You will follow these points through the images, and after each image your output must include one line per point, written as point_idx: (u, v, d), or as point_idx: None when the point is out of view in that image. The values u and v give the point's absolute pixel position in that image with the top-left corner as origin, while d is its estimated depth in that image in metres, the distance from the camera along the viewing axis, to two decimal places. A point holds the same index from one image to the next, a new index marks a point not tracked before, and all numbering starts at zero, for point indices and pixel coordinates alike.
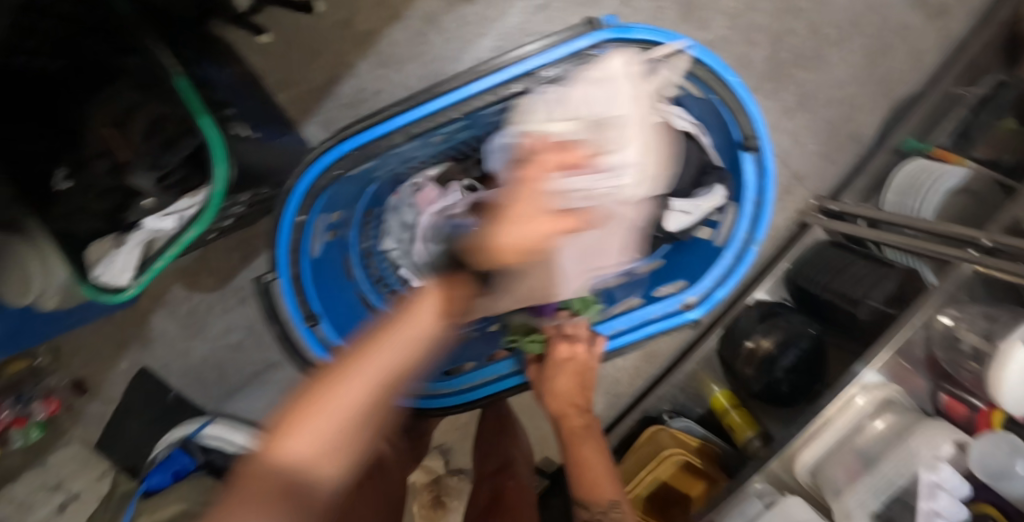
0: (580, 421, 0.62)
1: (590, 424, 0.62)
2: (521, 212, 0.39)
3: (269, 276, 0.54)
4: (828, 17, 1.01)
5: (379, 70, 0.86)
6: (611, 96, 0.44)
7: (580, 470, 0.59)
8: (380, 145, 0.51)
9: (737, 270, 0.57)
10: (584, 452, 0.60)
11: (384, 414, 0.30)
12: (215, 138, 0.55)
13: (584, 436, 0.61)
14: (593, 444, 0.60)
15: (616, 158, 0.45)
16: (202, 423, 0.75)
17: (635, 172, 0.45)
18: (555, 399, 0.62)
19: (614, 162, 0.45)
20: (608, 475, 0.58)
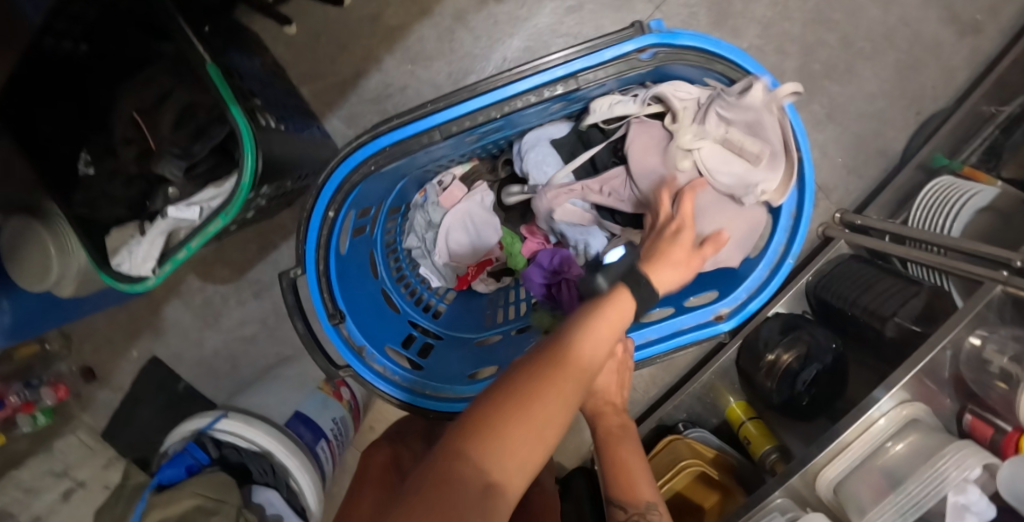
0: (616, 421, 0.53)
1: (626, 425, 0.53)
2: (665, 252, 0.44)
3: (295, 271, 0.53)
4: (859, 30, 1.00)
5: (407, 66, 0.85)
6: (757, 130, 0.49)
7: (614, 470, 0.51)
8: (417, 142, 0.49)
9: (772, 283, 0.56)
10: (619, 454, 0.51)
11: (538, 403, 0.26)
12: (244, 128, 0.53)
13: (623, 436, 0.52)
14: (632, 446, 0.52)
15: (756, 180, 0.52)
16: (215, 417, 0.74)
17: (772, 200, 0.53)
18: (591, 396, 0.54)
19: (756, 184, 0.52)
20: (646, 477, 0.50)
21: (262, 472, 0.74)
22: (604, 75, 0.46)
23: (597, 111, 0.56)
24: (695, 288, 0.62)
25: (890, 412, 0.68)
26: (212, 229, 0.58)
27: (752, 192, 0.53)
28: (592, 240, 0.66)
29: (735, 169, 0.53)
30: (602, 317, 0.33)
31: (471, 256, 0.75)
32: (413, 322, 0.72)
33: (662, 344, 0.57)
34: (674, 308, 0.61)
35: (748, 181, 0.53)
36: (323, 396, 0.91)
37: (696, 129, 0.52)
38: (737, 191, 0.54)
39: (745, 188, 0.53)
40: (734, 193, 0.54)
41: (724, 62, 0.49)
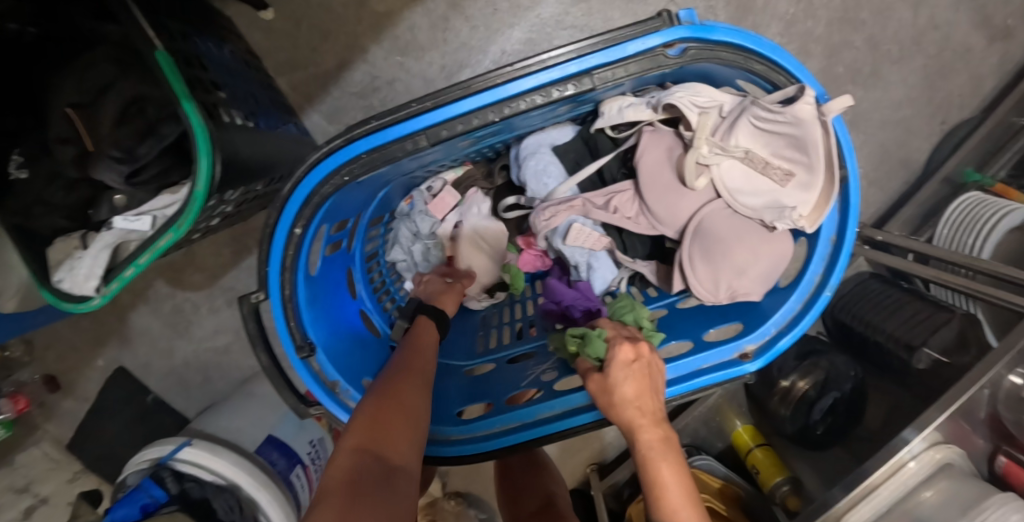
0: (658, 434, 0.40)
1: (669, 435, 0.41)
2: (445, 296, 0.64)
3: (258, 295, 0.46)
4: (888, 31, 0.93)
5: (396, 57, 0.77)
6: (796, 138, 0.41)
7: (657, 493, 0.37)
8: (400, 148, 0.41)
9: (806, 317, 0.49)
10: (662, 470, 0.38)
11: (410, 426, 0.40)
12: (200, 128, 0.45)
13: (667, 451, 0.39)
14: (679, 464, 0.39)
15: (783, 205, 0.45)
16: (178, 445, 0.67)
17: (807, 226, 0.46)
18: (620, 408, 0.43)
19: (783, 209, 0.45)
20: (692, 497, 0.37)
21: (226, 509, 0.64)
22: (624, 74, 0.39)
23: (606, 115, 0.48)
24: (716, 318, 0.56)
25: (920, 456, 0.62)
26: (161, 242, 0.49)
27: (776, 219, 0.46)
28: (597, 263, 0.60)
29: (757, 190, 0.46)
30: (420, 344, 0.53)
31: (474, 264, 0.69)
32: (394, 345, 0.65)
33: (678, 387, 0.50)
34: (692, 342, 0.54)
35: (775, 205, 0.46)
36: (299, 418, 0.83)
37: (715, 145, 0.45)
38: (760, 214, 0.48)
39: (771, 212, 0.46)
40: (757, 215, 0.48)
41: (764, 62, 0.41)
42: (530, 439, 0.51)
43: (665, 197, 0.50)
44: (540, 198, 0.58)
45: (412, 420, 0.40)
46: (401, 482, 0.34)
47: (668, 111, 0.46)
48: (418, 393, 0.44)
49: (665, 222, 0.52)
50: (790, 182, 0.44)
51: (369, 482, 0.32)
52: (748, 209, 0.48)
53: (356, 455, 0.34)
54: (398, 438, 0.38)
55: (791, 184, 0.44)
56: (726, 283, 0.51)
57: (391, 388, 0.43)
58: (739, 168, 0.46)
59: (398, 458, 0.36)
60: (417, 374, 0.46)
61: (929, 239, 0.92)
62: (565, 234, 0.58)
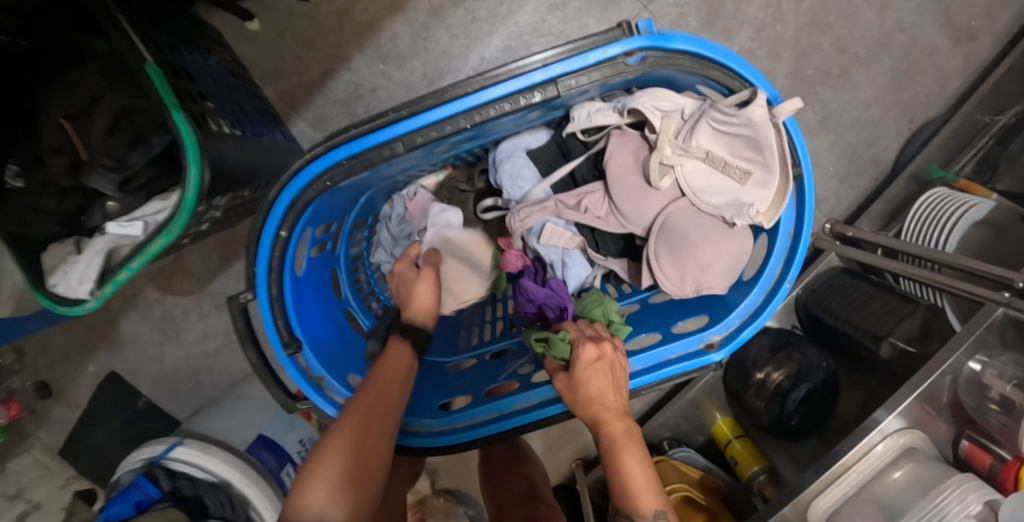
0: (622, 426, 0.44)
1: (632, 427, 0.44)
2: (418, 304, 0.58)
3: (246, 295, 0.48)
4: (854, 35, 0.97)
5: (379, 65, 0.80)
6: (757, 140, 0.44)
7: (622, 483, 0.42)
8: (378, 154, 0.43)
9: (767, 310, 0.51)
10: (625, 459, 0.42)
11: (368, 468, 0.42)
12: (189, 137, 0.48)
13: (630, 443, 0.43)
14: (641, 454, 0.43)
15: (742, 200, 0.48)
16: (170, 445, 0.69)
17: (764, 221, 0.48)
18: (586, 405, 0.46)
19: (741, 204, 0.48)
20: (654, 485, 0.42)
21: (218, 505, 0.66)
22: (588, 81, 0.41)
23: (577, 120, 0.51)
24: (685, 311, 0.58)
25: (888, 440, 0.65)
26: (154, 246, 0.51)
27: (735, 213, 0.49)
28: (571, 261, 0.62)
29: (716, 183, 0.49)
30: (384, 377, 0.47)
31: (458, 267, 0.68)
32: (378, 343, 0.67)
33: (648, 376, 0.52)
34: (661, 334, 0.57)
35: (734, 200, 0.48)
36: (289, 418, 0.85)
37: (677, 146, 0.47)
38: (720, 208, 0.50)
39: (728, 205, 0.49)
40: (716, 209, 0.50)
41: (720, 69, 0.44)
42: (507, 429, 0.54)
43: (632, 196, 0.53)
44: (516, 200, 0.60)
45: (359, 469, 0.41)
46: None
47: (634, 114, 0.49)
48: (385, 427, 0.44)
49: (633, 221, 0.55)
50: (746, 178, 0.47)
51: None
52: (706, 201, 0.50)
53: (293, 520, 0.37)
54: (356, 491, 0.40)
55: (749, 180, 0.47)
56: (692, 277, 0.53)
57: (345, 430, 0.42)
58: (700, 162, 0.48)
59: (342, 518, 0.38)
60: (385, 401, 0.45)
61: (898, 234, 0.96)
62: (539, 233, 0.60)
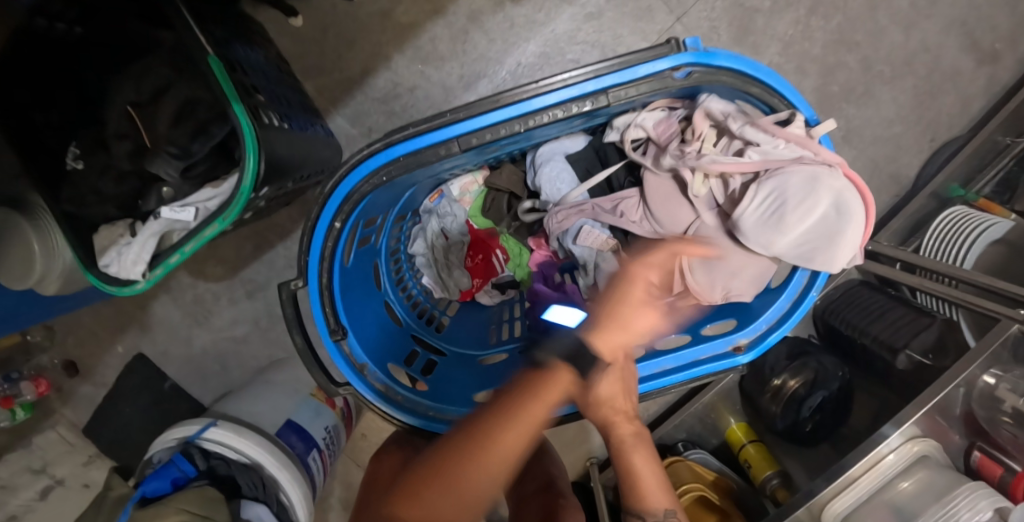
0: (630, 429, 0.52)
1: (638, 429, 0.53)
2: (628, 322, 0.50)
3: (297, 282, 0.50)
4: (880, 53, 1.00)
5: (417, 65, 0.82)
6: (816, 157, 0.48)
7: (631, 478, 0.51)
8: (433, 153, 0.46)
9: (793, 316, 0.53)
10: (634, 460, 0.52)
11: (468, 501, 0.38)
12: (247, 128, 0.50)
13: (636, 444, 0.52)
14: (646, 452, 0.52)
15: (843, 202, 0.45)
16: (204, 425, 0.72)
17: None
18: (598, 408, 0.51)
19: (841, 209, 0.46)
20: (660, 481, 0.51)
21: (251, 486, 0.69)
22: (636, 93, 0.44)
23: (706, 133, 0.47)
24: (712, 316, 0.60)
25: (897, 450, 0.67)
26: (208, 231, 0.53)
27: (847, 221, 0.46)
28: (604, 263, 0.61)
29: (812, 210, 0.46)
30: (534, 402, 0.41)
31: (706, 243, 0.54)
32: (414, 333, 0.69)
33: (679, 375, 0.54)
34: (691, 336, 0.59)
35: (832, 213, 0.46)
36: (316, 405, 0.88)
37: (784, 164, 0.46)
38: (831, 230, 0.47)
39: (833, 223, 0.46)
40: (822, 238, 0.47)
41: (760, 85, 0.46)
42: None
43: (668, 203, 0.55)
44: (553, 202, 0.62)
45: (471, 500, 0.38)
46: None
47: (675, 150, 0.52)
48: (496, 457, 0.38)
49: (667, 228, 0.57)
50: (828, 182, 0.45)
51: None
52: (801, 242, 0.48)
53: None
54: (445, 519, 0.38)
55: (829, 180, 0.45)
56: (721, 283, 0.54)
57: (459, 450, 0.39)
58: (766, 204, 0.47)
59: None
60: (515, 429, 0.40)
61: (916, 250, 0.97)
62: (575, 235, 0.62)
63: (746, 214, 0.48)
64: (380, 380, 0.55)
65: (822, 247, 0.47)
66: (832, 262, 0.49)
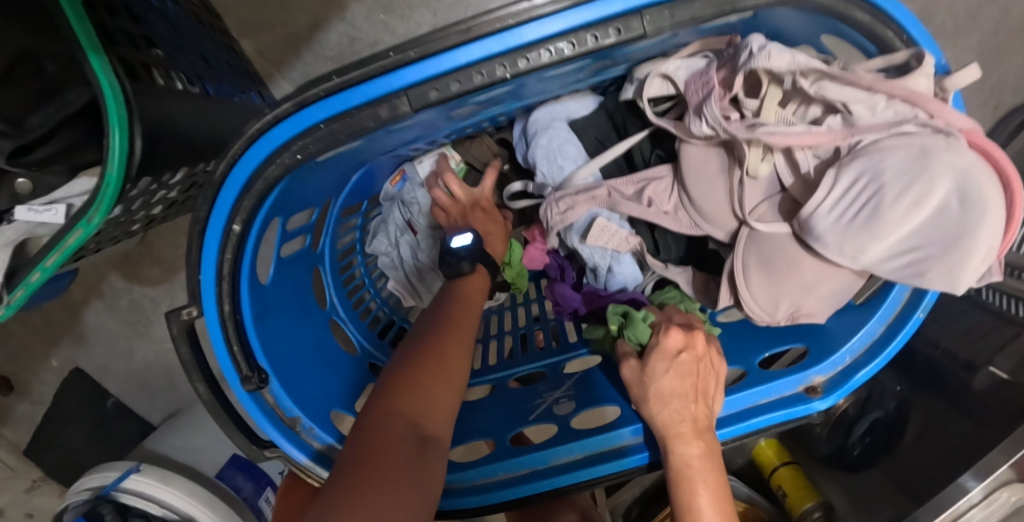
0: (698, 447, 0.36)
1: (708, 450, 0.36)
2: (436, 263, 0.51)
3: (187, 311, 0.34)
4: (941, 3, 0.84)
5: (380, 15, 0.65)
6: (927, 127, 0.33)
7: (690, 518, 0.34)
8: (369, 118, 0.29)
9: (891, 348, 0.38)
10: (699, 491, 0.35)
11: (443, 375, 0.37)
12: (109, 89, 0.35)
13: (706, 468, 0.36)
14: (716, 482, 0.35)
15: (971, 188, 0.28)
16: (124, 472, 0.57)
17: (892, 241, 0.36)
18: (656, 403, 0.38)
19: (970, 198, 0.29)
20: None
21: None
22: (686, 16, 0.27)
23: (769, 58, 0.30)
24: (771, 341, 0.44)
25: (983, 504, 0.53)
26: (70, 240, 0.38)
27: (978, 217, 0.29)
28: (620, 267, 0.49)
29: (923, 201, 0.29)
30: (470, 299, 0.45)
31: (769, 251, 0.37)
32: (373, 361, 0.54)
33: (732, 429, 0.39)
34: (745, 371, 0.44)
35: (953, 204, 0.29)
36: None
37: (885, 132, 0.30)
38: (952, 231, 0.30)
39: (953, 220, 0.30)
40: (938, 243, 0.31)
41: (869, 9, 0.30)
42: (543, 492, 0.40)
43: (712, 189, 0.39)
44: (552, 186, 0.47)
45: (453, 379, 0.37)
46: (430, 454, 0.32)
47: (716, 109, 0.34)
48: (463, 341, 0.40)
49: (707, 221, 0.41)
50: (946, 157, 0.28)
51: (395, 452, 0.30)
52: (902, 248, 0.32)
53: (388, 421, 0.32)
54: (433, 402, 0.35)
55: (948, 155, 0.29)
56: (788, 300, 0.39)
57: (429, 343, 0.38)
58: (853, 195, 0.32)
59: (433, 425, 0.34)
60: (467, 323, 0.42)
61: None
62: (584, 232, 0.47)
63: (821, 209, 0.33)
64: (322, 438, 0.41)
65: (939, 257, 0.31)
66: (956, 278, 0.32)
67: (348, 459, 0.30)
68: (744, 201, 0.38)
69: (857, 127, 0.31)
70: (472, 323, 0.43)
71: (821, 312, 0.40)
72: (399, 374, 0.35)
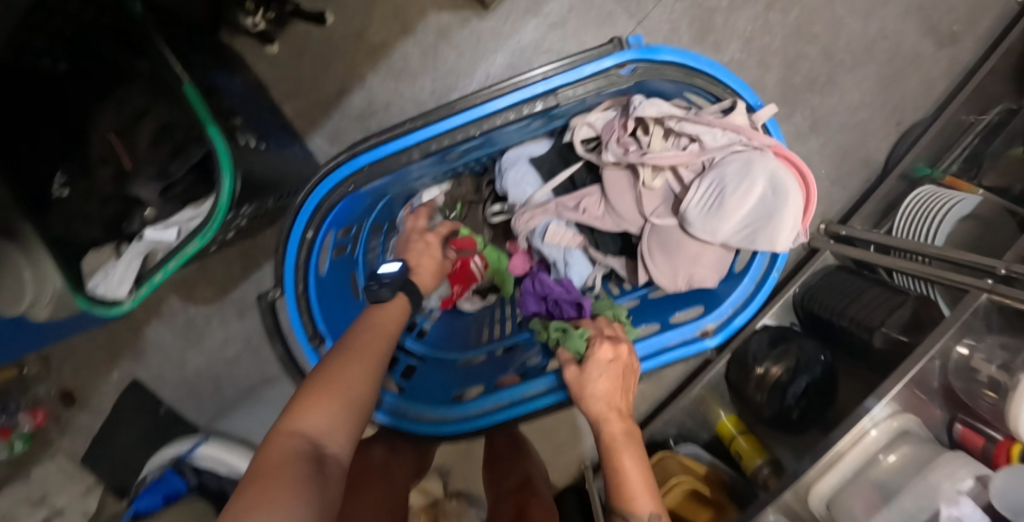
0: (622, 427, 0.49)
1: (630, 432, 0.49)
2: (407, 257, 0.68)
3: (274, 293, 0.52)
4: (840, 42, 1.03)
5: (391, 82, 0.85)
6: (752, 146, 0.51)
7: (619, 480, 0.46)
8: (396, 161, 0.47)
9: (758, 296, 0.56)
10: (624, 460, 0.46)
11: (347, 396, 0.43)
12: (223, 150, 0.53)
13: (628, 444, 0.48)
14: (637, 454, 0.47)
15: (777, 182, 0.46)
16: (195, 444, 0.73)
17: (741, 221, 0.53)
18: (592, 400, 0.51)
19: (778, 188, 0.46)
20: (651, 490, 0.45)
21: None
22: (584, 91, 0.45)
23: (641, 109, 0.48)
24: (681, 303, 0.62)
25: (879, 425, 0.67)
26: (189, 249, 0.56)
27: (782, 200, 0.46)
28: (573, 260, 0.65)
29: (748, 193, 0.46)
30: (377, 328, 0.52)
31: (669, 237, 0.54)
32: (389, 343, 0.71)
33: (649, 363, 0.57)
34: (660, 324, 0.61)
35: (768, 194, 0.46)
36: None
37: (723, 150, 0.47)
38: (768, 211, 0.47)
39: (770, 203, 0.47)
40: (761, 218, 0.48)
41: (705, 77, 0.48)
42: (517, 416, 0.58)
43: (626, 198, 0.57)
44: (519, 203, 0.64)
45: (355, 400, 0.44)
46: (330, 468, 0.39)
47: (617, 145, 0.53)
48: (369, 365, 0.47)
49: (629, 220, 0.59)
50: (762, 163, 0.46)
51: (297, 463, 0.36)
52: (743, 225, 0.49)
53: (293, 442, 0.38)
54: (335, 425, 0.41)
55: (762, 162, 0.46)
56: (683, 272, 0.55)
57: (335, 366, 0.45)
58: (705, 195, 0.49)
59: (333, 447, 0.41)
60: (374, 349, 0.49)
61: (891, 231, 0.99)
62: (543, 234, 0.65)
63: (691, 205, 0.50)
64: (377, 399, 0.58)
65: (762, 228, 0.48)
66: (776, 243, 0.48)
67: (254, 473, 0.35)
68: (649, 203, 0.55)
69: (706, 148, 0.48)
70: (379, 347, 0.50)
71: (708, 275, 0.56)
72: (304, 397, 0.41)
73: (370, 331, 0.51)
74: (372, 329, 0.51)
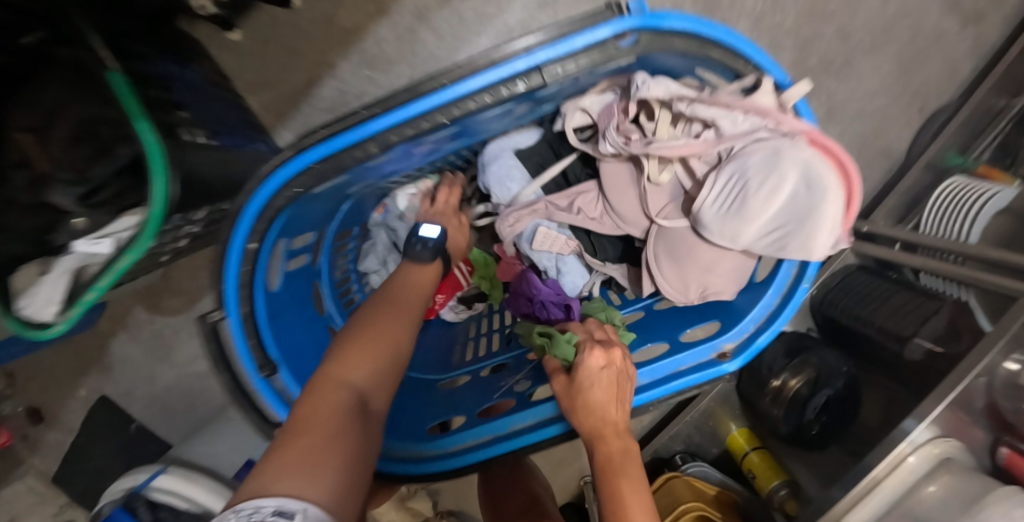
0: (618, 445, 0.41)
1: (628, 449, 0.41)
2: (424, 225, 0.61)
3: (215, 314, 0.45)
4: (858, 21, 0.93)
5: (364, 71, 0.77)
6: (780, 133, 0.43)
7: (612, 508, 0.36)
8: (351, 156, 0.40)
9: (783, 313, 0.48)
10: (620, 483, 0.38)
11: (388, 354, 0.42)
12: (154, 147, 0.44)
13: (625, 465, 0.39)
14: (638, 477, 0.39)
15: (813, 176, 0.37)
16: (153, 473, 0.66)
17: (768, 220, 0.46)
18: (584, 414, 0.43)
19: (813, 183, 0.38)
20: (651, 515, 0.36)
21: None
22: (575, 68, 0.36)
23: (644, 89, 0.39)
24: (694, 318, 0.55)
25: (918, 451, 0.59)
26: (122, 264, 0.47)
27: (820, 199, 0.38)
28: (566, 267, 0.58)
29: (776, 190, 0.38)
30: (413, 286, 0.50)
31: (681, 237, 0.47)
32: None
33: (655, 391, 0.50)
34: (669, 344, 0.54)
35: (801, 189, 0.38)
36: None
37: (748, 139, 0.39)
38: (801, 212, 0.39)
39: (804, 201, 0.39)
40: (792, 221, 0.40)
41: (721, 48, 0.39)
42: (504, 451, 0.51)
43: (627, 198, 0.50)
44: (505, 203, 0.57)
45: (395, 358, 0.42)
46: (373, 421, 0.37)
47: (618, 133, 0.45)
48: (406, 327, 0.45)
49: (630, 222, 0.52)
50: (793, 153, 0.37)
51: (344, 415, 0.35)
52: (770, 228, 0.41)
53: (337, 393, 0.36)
54: (377, 380, 0.40)
55: (794, 151, 0.37)
56: (696, 282, 0.49)
57: (375, 323, 0.43)
58: (725, 191, 0.41)
59: (377, 402, 0.39)
60: (410, 309, 0.47)
61: (916, 226, 0.91)
62: (531, 239, 0.57)
63: (705, 204, 0.42)
64: None
65: (794, 232, 0.41)
66: (811, 249, 0.41)
67: (297, 421, 0.33)
68: (658, 203, 0.48)
69: (725, 136, 0.40)
70: (415, 308, 0.49)
71: (726, 283, 0.49)
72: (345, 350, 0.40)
73: (406, 291, 0.49)
74: (408, 287, 0.50)
